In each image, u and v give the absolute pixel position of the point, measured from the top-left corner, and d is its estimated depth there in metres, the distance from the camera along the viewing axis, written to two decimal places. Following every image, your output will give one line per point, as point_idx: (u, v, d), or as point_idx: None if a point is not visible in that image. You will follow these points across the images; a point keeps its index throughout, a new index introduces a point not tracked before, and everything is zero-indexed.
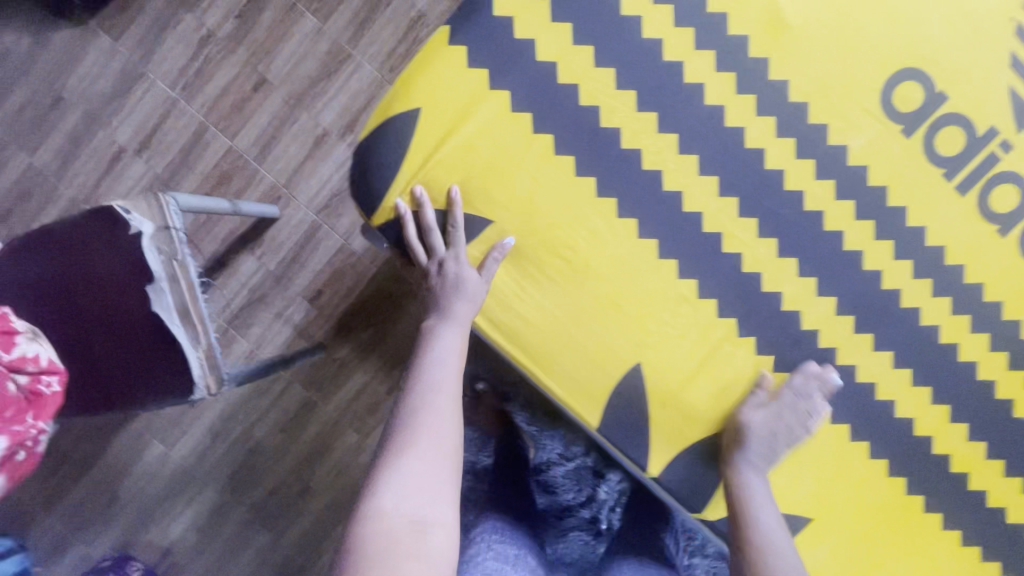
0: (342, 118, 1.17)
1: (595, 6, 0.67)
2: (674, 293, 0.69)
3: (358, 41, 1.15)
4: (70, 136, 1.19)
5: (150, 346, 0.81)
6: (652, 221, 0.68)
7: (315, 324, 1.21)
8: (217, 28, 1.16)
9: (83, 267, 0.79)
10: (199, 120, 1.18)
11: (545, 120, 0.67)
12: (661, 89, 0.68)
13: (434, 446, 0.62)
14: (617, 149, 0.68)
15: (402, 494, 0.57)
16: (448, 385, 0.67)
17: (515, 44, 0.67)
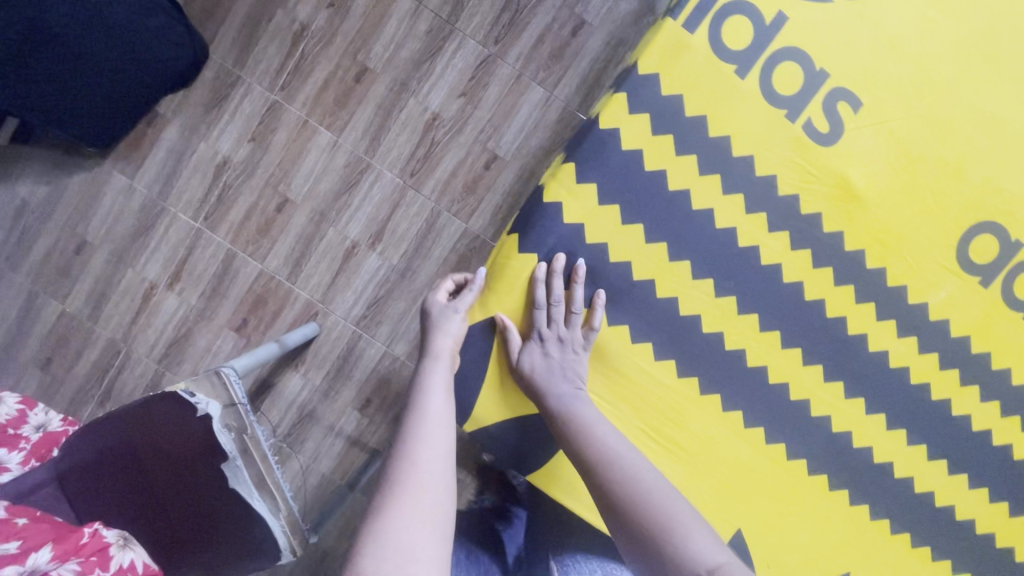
0: (369, 229, 1.16)
1: (658, 201, 0.80)
2: (739, 443, 0.82)
3: (376, 150, 1.14)
4: (100, 278, 1.19)
5: (217, 518, 0.83)
6: (730, 385, 0.82)
7: (368, 431, 1.21)
8: (232, 153, 1.15)
9: (153, 443, 0.83)
10: (226, 247, 1.18)
11: (630, 311, 0.82)
12: (727, 260, 0.81)
13: (421, 497, 0.62)
14: (692, 325, 0.82)
15: (383, 551, 0.56)
16: (432, 434, 0.69)
17: (589, 246, 0.81)
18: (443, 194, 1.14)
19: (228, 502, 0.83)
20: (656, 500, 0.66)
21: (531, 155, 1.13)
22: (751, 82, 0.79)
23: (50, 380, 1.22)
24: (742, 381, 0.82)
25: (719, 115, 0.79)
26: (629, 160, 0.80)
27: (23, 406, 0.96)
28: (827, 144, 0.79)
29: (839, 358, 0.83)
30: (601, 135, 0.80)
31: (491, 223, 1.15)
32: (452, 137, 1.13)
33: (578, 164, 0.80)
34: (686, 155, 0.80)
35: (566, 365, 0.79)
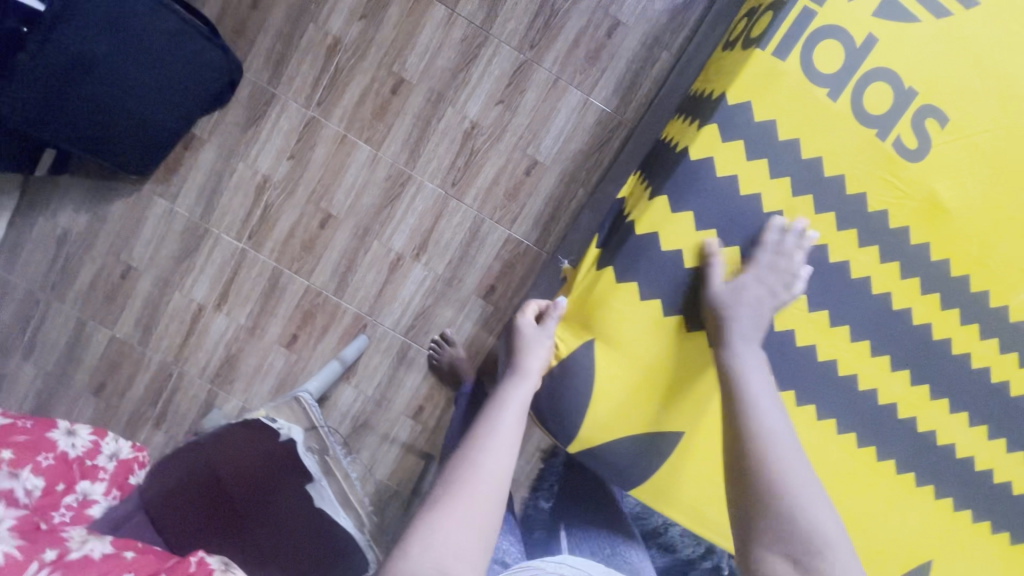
0: (414, 241, 1.17)
1: (749, 220, 0.72)
2: (828, 441, 0.77)
3: (416, 161, 1.14)
4: (147, 303, 1.20)
5: (309, 527, 0.85)
6: (817, 394, 0.76)
7: (421, 436, 1.24)
8: (272, 172, 1.15)
9: (229, 465, 0.86)
10: (271, 265, 1.18)
11: None
12: (811, 275, 0.74)
13: (473, 499, 0.59)
14: (777, 340, 0.75)
15: (430, 541, 0.53)
16: (496, 443, 0.65)
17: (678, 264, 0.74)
18: (485, 202, 1.15)
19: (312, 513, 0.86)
20: (801, 493, 0.58)
21: (571, 159, 1.14)
22: (848, 100, 0.70)
23: (104, 406, 1.23)
24: (823, 385, 0.76)
25: (812, 137, 0.70)
26: (724, 190, 0.72)
27: (96, 436, 0.97)
28: (918, 160, 0.71)
29: (937, 373, 0.77)
30: (690, 166, 0.71)
31: (533, 228, 1.16)
32: (491, 145, 1.13)
33: (671, 194, 0.73)
34: (780, 178, 0.71)
35: (742, 328, 0.69)
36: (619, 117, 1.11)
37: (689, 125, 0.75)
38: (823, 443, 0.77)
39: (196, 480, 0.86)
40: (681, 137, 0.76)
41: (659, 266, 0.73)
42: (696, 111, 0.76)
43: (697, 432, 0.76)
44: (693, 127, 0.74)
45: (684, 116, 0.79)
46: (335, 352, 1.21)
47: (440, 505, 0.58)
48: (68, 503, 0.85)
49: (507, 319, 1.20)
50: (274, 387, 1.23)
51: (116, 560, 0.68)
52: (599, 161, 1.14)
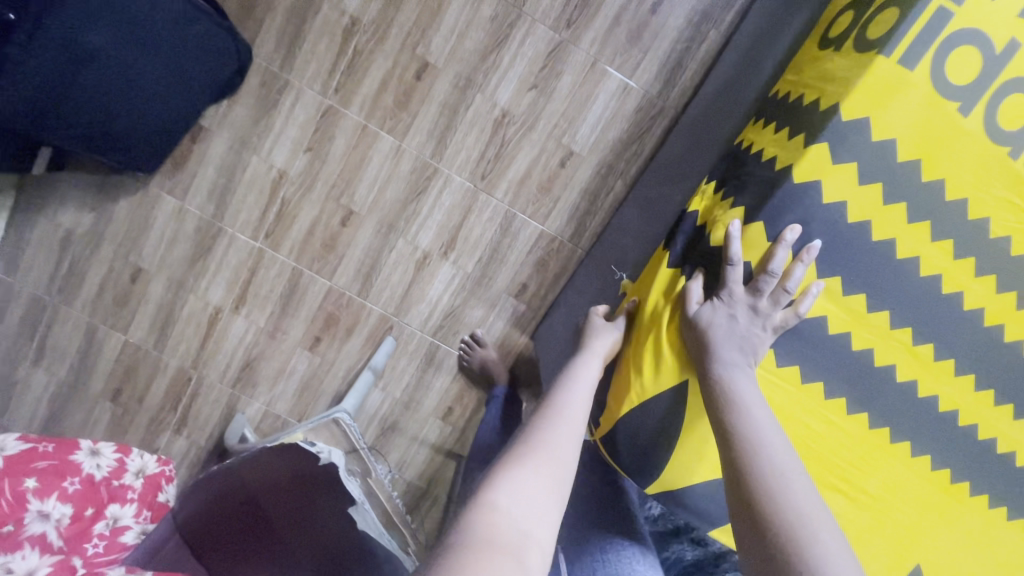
0: (441, 238, 1.10)
1: (875, 253, 0.53)
2: (954, 504, 0.58)
3: (443, 153, 1.07)
4: (161, 306, 1.14)
5: (343, 542, 0.80)
6: (946, 453, 0.57)
7: (451, 437, 1.21)
8: (288, 166, 1.07)
9: (261, 483, 0.81)
10: (291, 265, 1.12)
11: (828, 375, 0.55)
12: (950, 324, 0.55)
13: (549, 464, 0.52)
14: (908, 397, 0.56)
15: (515, 494, 0.48)
16: (569, 413, 0.58)
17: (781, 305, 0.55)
18: (517, 196, 1.08)
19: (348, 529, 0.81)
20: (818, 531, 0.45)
21: (609, 148, 1.06)
22: (982, 116, 0.51)
23: (122, 412, 1.19)
24: (940, 434, 0.57)
25: (940, 156, 0.52)
26: (829, 220, 0.53)
27: (121, 453, 0.93)
28: None
29: None
30: (793, 189, 0.53)
31: (568, 223, 1.10)
32: (524, 134, 1.06)
33: (767, 220, 0.54)
34: (897, 205, 0.52)
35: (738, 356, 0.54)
36: (662, 102, 1.03)
37: (784, 135, 0.56)
38: (941, 500, 0.58)
39: (230, 501, 0.81)
40: (769, 152, 0.57)
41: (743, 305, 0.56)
42: (787, 120, 0.57)
43: None
44: (789, 140, 0.55)
45: (767, 122, 0.60)
46: (361, 354, 1.16)
47: (519, 464, 0.51)
48: (100, 531, 0.81)
49: (540, 317, 1.15)
50: (298, 390, 1.18)
51: None
52: (638, 150, 1.06)
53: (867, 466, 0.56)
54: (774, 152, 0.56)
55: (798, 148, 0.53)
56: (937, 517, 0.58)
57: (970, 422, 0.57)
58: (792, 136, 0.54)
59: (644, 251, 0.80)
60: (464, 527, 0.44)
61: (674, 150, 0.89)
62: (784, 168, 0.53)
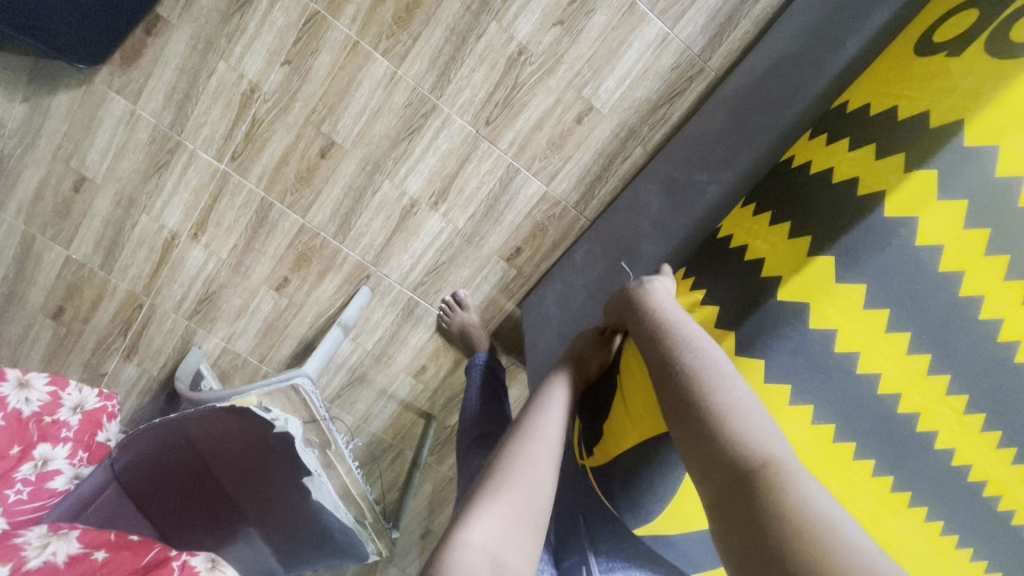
0: (432, 186, 0.99)
1: (947, 307, 0.45)
2: (950, 566, 0.53)
3: (444, 88, 0.92)
4: (109, 222, 1.01)
5: (298, 513, 0.78)
6: (958, 521, 0.52)
7: (422, 396, 1.15)
8: (262, 79, 0.92)
9: (214, 445, 0.73)
10: (260, 195, 0.99)
11: (865, 435, 0.48)
12: (1010, 393, 0.48)
13: (528, 491, 0.44)
14: (939, 463, 0.49)
15: (489, 529, 0.40)
16: (548, 436, 0.50)
17: (833, 358, 0.46)
18: (523, 149, 0.96)
19: (302, 494, 0.76)
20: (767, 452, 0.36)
21: (633, 109, 0.94)
22: None
23: (65, 332, 1.09)
24: (959, 500, 0.51)
25: None
26: (914, 262, 0.44)
27: (55, 386, 0.81)
28: None
29: None
30: (881, 224, 0.44)
31: (576, 186, 0.99)
32: (540, 78, 0.92)
33: (841, 256, 0.45)
34: (1000, 256, 0.44)
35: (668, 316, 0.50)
36: (702, 63, 0.90)
37: (868, 155, 0.46)
38: (945, 565, 0.53)
39: (172, 457, 0.75)
40: (845, 173, 0.47)
41: (804, 349, 0.46)
42: (870, 137, 0.47)
43: None
44: (877, 161, 0.45)
45: (835, 136, 0.51)
46: (332, 301, 1.07)
47: (495, 494, 0.43)
48: (24, 475, 0.75)
49: (531, 283, 1.07)
50: (261, 330, 1.09)
51: (83, 565, 0.61)
52: (666, 115, 0.94)
53: (874, 527, 0.51)
54: (852, 173, 0.47)
55: (895, 171, 0.44)
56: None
57: (996, 495, 0.51)
58: (881, 157, 0.45)
59: (663, 240, 0.71)
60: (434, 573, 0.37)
61: (710, 124, 0.77)
62: (871, 196, 0.44)
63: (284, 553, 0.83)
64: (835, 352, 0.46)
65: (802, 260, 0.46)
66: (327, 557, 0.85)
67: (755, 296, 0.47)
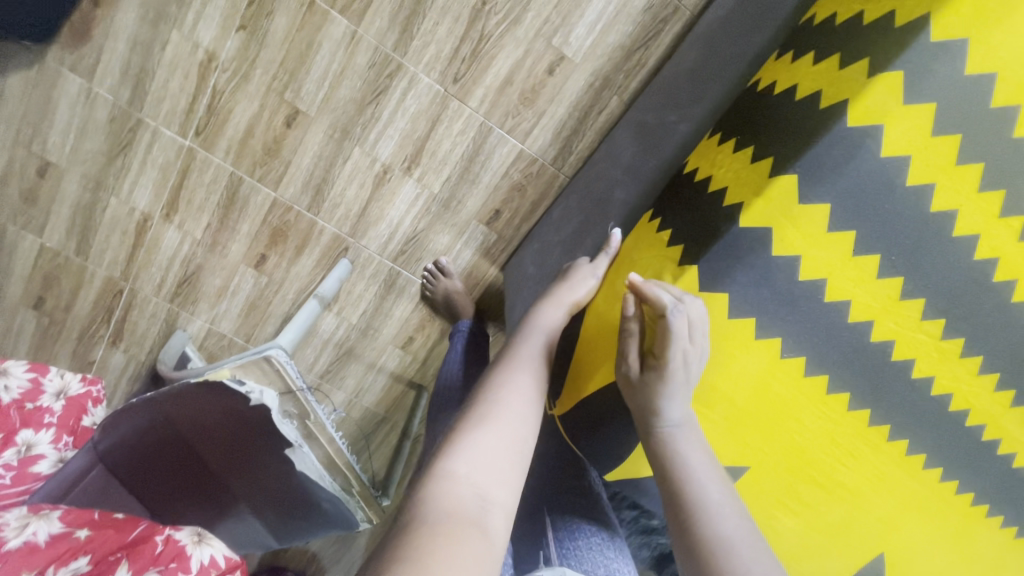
0: (404, 150, 0.96)
1: (917, 225, 0.43)
2: (927, 495, 0.52)
3: (407, 46, 0.88)
4: (79, 207, 0.99)
5: (282, 485, 0.78)
6: (938, 449, 0.51)
7: (411, 367, 1.14)
8: (218, 47, 0.88)
9: (194, 423, 0.73)
10: (228, 170, 0.97)
11: (835, 365, 0.46)
12: (984, 313, 0.46)
13: (507, 426, 0.44)
14: (913, 391, 0.48)
15: (473, 458, 0.40)
16: (528, 366, 0.51)
17: (800, 287, 0.44)
18: (495, 106, 0.93)
19: (281, 464, 0.76)
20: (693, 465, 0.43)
21: (607, 56, 0.90)
22: None
23: (48, 322, 1.08)
24: (937, 428, 0.50)
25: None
26: (880, 176, 0.42)
27: (35, 373, 0.81)
28: None
29: None
30: (848, 135, 0.41)
31: (552, 142, 0.96)
32: (507, 29, 0.88)
33: (804, 176, 0.43)
34: (972, 165, 0.42)
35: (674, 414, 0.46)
36: (676, 1, 0.86)
37: (833, 66, 0.44)
38: (930, 499, 0.52)
39: (155, 436, 0.74)
40: (809, 87, 0.45)
41: (766, 278, 0.44)
42: (836, 48, 0.44)
43: (770, 475, 0.49)
44: (841, 71, 0.43)
45: (801, 52, 0.48)
46: (313, 277, 1.05)
47: (479, 426, 0.43)
48: (7, 461, 0.74)
49: (512, 247, 1.04)
50: (244, 309, 1.08)
51: (66, 544, 0.61)
52: (641, 61, 0.90)
53: (853, 462, 0.50)
54: (816, 87, 0.44)
55: (858, 80, 0.41)
56: (909, 509, 0.52)
57: (976, 422, 0.50)
58: (845, 67, 0.43)
59: (634, 187, 0.68)
60: (417, 508, 0.36)
61: (683, 62, 0.73)
62: (835, 107, 0.42)
63: (273, 526, 0.84)
64: (800, 280, 0.44)
65: (764, 181, 0.44)
66: (319, 528, 0.86)
67: (716, 226, 0.45)
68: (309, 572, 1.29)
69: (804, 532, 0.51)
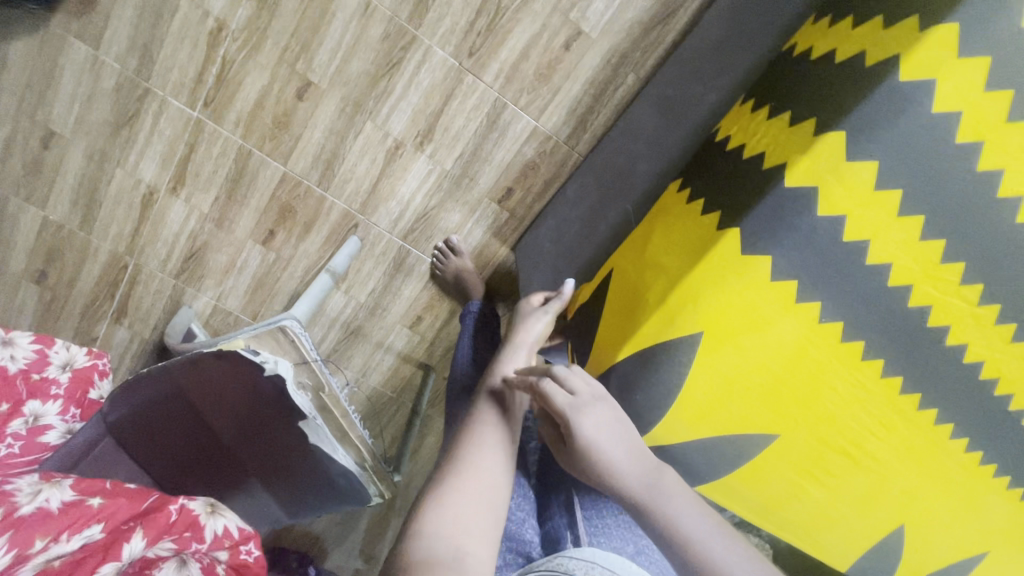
0: (417, 126, 0.94)
1: (954, 183, 0.46)
2: (953, 466, 0.54)
3: (423, 18, 0.87)
4: (83, 179, 0.97)
5: (294, 463, 0.78)
6: (964, 417, 0.53)
7: (419, 348, 1.13)
8: (229, 15, 0.86)
9: (207, 392, 0.72)
10: (237, 143, 0.95)
11: (869, 325, 0.49)
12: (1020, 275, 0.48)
13: (483, 479, 0.44)
14: (944, 351, 0.50)
15: (447, 515, 0.40)
16: (492, 428, 0.50)
17: (843, 251, 0.47)
18: (510, 82, 0.92)
19: (295, 436, 0.76)
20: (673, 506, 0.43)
21: (625, 32, 0.89)
22: None
23: (51, 297, 1.06)
24: (964, 394, 0.52)
25: None
26: (930, 130, 0.45)
27: (41, 345, 0.80)
28: None
29: None
30: (899, 89, 0.45)
31: (567, 119, 0.95)
32: (524, 2, 0.86)
33: (851, 133, 0.46)
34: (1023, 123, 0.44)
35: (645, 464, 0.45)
36: None
37: (876, 29, 0.48)
38: (953, 471, 0.54)
39: (165, 406, 0.73)
40: (850, 50, 0.49)
41: (811, 238, 0.47)
42: (878, 11, 0.49)
43: (799, 439, 0.52)
44: (886, 31, 0.47)
45: (842, 18, 0.53)
46: (321, 254, 1.04)
47: (450, 486, 0.43)
48: (15, 431, 0.73)
49: (524, 227, 1.04)
50: (251, 287, 1.07)
51: (77, 511, 0.60)
52: (660, 38, 0.90)
53: (882, 433, 0.52)
54: (858, 49, 0.48)
55: (902, 38, 0.45)
56: (933, 480, 0.54)
57: (1006, 390, 0.52)
58: (891, 25, 0.46)
59: None
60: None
61: (706, 36, 0.73)
62: (884, 63, 0.45)
63: (283, 501, 0.83)
64: (844, 241, 0.47)
65: (810, 140, 0.47)
66: (331, 505, 0.86)
67: (760, 185, 0.49)
68: (312, 553, 1.29)
69: (831, 502, 0.55)
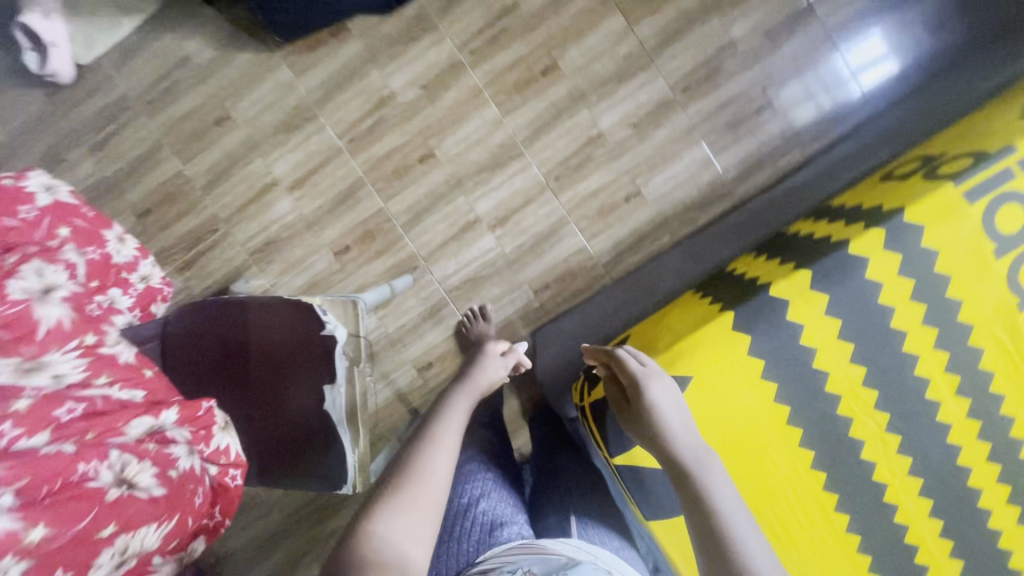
0: (497, 212, 1.19)
1: (869, 325, 0.74)
2: (836, 528, 0.77)
3: (533, 143, 1.17)
4: (228, 155, 1.20)
5: (295, 423, 0.84)
6: (849, 494, 0.76)
7: (418, 391, 1.24)
8: (400, 92, 1.17)
9: (260, 330, 0.84)
10: (359, 174, 1.20)
11: (801, 401, 0.74)
12: (896, 398, 0.75)
13: (433, 484, 0.59)
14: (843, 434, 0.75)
15: (398, 518, 0.54)
16: (447, 439, 0.66)
17: (796, 347, 0.74)
18: (577, 207, 1.18)
19: (312, 396, 0.84)
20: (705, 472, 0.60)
21: (670, 205, 1.18)
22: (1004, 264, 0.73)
23: (140, 231, 1.22)
24: (852, 474, 0.76)
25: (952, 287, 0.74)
26: (858, 288, 0.74)
27: (139, 253, 0.93)
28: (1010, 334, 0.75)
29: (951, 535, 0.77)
30: (843, 260, 0.74)
31: (609, 250, 1.20)
32: (607, 160, 1.17)
33: (815, 274, 0.75)
34: (914, 301, 0.74)
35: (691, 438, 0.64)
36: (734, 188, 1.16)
37: (840, 225, 0.79)
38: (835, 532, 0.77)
39: (217, 331, 0.85)
40: (823, 233, 0.79)
41: (778, 330, 0.74)
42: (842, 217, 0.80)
43: (739, 465, 0.75)
44: (845, 227, 0.77)
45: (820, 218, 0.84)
46: (377, 279, 1.22)
47: (402, 490, 0.58)
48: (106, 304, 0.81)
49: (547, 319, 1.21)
50: (305, 285, 1.23)
51: (134, 372, 0.68)
52: (696, 218, 1.18)
53: (793, 481, 0.76)
54: (827, 233, 0.79)
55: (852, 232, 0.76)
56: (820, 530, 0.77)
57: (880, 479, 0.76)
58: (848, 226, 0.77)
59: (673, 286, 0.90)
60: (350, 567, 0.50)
61: None
62: (840, 242, 0.76)
63: (259, 465, 0.85)
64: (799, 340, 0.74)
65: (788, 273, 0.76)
66: (303, 484, 0.88)
67: (753, 291, 0.76)
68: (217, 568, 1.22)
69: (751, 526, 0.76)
